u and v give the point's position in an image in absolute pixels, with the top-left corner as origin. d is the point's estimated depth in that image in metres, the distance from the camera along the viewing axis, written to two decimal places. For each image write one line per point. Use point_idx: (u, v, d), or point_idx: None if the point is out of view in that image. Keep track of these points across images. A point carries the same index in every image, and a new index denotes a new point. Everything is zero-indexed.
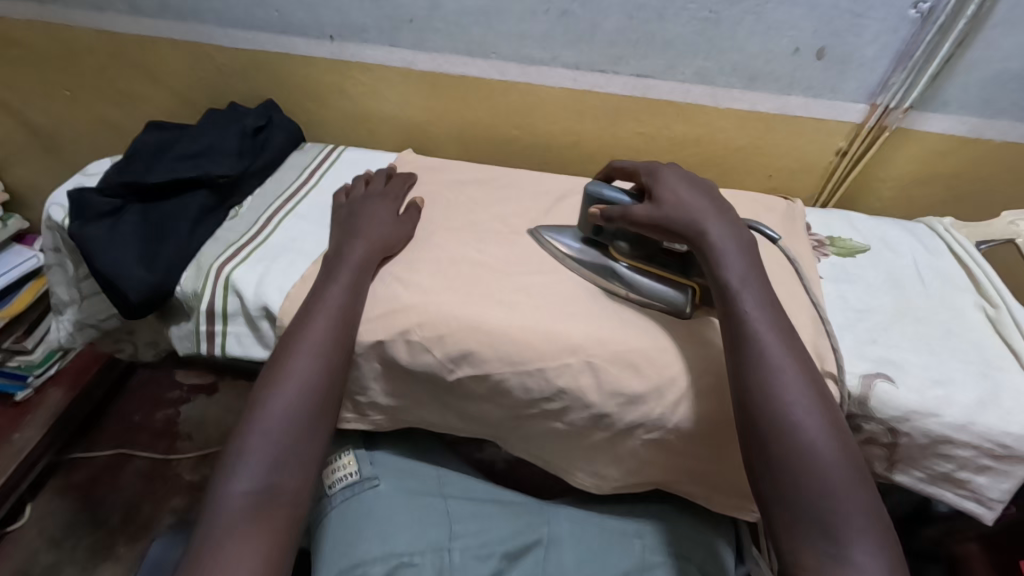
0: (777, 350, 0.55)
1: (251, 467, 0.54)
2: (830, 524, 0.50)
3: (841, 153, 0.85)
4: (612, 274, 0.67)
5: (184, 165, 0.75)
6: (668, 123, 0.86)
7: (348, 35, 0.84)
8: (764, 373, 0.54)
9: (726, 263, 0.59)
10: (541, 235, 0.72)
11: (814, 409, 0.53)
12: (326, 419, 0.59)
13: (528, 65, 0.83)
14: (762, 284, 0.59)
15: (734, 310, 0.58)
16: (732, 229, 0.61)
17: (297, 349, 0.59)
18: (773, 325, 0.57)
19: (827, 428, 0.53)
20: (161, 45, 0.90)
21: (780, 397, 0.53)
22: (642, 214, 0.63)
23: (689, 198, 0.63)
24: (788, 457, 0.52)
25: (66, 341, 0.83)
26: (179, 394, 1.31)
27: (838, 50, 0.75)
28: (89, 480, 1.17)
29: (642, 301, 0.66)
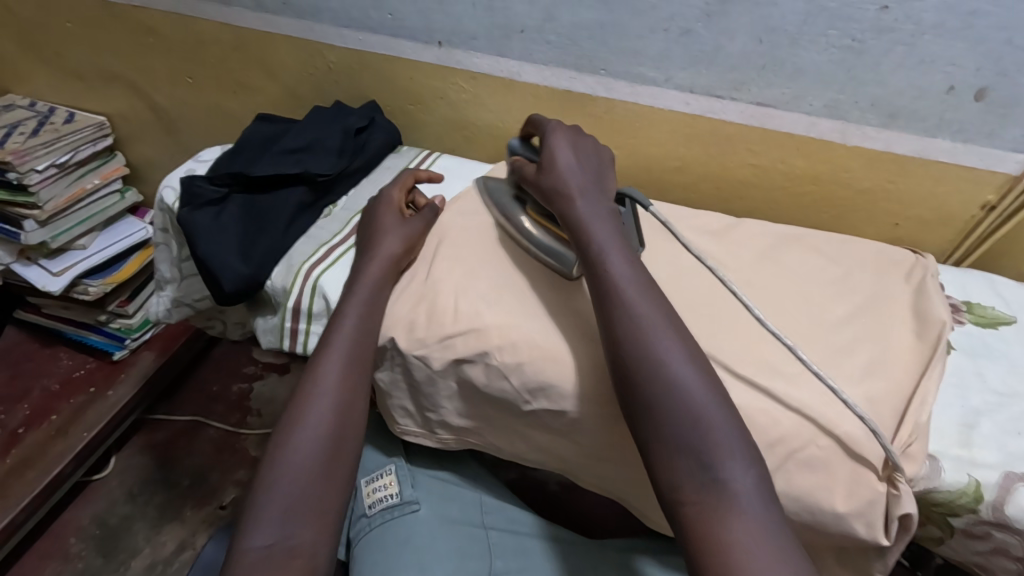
0: (641, 299, 0.54)
1: (267, 517, 0.51)
2: (703, 454, 0.47)
3: (988, 207, 0.75)
4: (520, 227, 0.69)
5: (287, 160, 0.77)
6: (785, 157, 0.79)
7: (457, 42, 0.83)
8: (626, 327, 0.52)
9: (593, 227, 0.59)
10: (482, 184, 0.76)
11: (675, 350, 0.51)
12: (345, 462, 0.57)
13: (639, 84, 0.79)
14: (625, 243, 0.58)
15: (600, 266, 0.56)
16: (598, 202, 0.61)
17: (315, 390, 0.59)
18: (633, 272, 0.56)
19: (684, 362, 0.51)
20: (277, 40, 0.93)
21: (646, 347, 0.51)
22: (528, 174, 0.66)
23: (566, 165, 0.64)
24: (653, 402, 0.49)
25: (163, 316, 0.87)
26: (254, 370, 1.37)
27: (1003, 92, 0.66)
28: (166, 443, 1.23)
29: (539, 255, 0.67)
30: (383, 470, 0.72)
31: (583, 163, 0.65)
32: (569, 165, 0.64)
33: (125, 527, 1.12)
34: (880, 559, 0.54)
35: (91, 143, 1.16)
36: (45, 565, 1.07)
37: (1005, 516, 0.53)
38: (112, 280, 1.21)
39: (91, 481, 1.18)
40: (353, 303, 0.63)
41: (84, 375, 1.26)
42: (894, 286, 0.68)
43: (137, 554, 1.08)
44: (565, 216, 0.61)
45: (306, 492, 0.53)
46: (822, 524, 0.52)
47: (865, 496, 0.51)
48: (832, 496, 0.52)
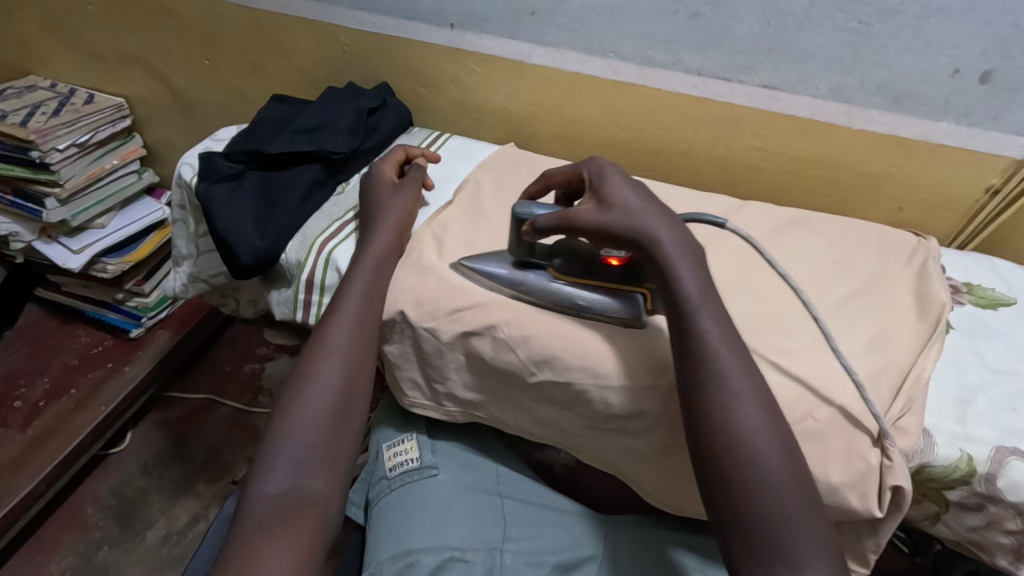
0: (733, 369, 0.52)
1: (280, 466, 0.55)
2: (788, 550, 0.47)
3: (992, 191, 0.75)
4: (557, 293, 0.64)
5: (301, 139, 0.79)
6: (792, 140, 0.79)
7: (468, 24, 0.85)
8: (716, 396, 0.51)
9: (683, 277, 0.55)
10: (460, 267, 0.67)
11: (765, 428, 0.50)
12: (352, 421, 0.60)
13: (647, 67, 0.80)
14: (717, 302, 0.55)
15: (691, 329, 0.54)
16: (682, 236, 0.58)
17: (323, 353, 0.62)
18: (728, 340, 0.54)
19: (772, 439, 0.50)
20: (292, 22, 0.94)
21: (735, 422, 0.50)
22: (585, 217, 0.59)
23: (638, 201, 0.59)
24: (733, 478, 0.49)
25: (180, 291, 0.89)
26: (266, 351, 1.40)
27: (1008, 75, 0.67)
28: (181, 420, 1.27)
29: (594, 315, 0.63)
30: (404, 436, 0.75)
31: (651, 197, 0.60)
32: (642, 199, 0.59)
33: (141, 500, 1.15)
34: (871, 537, 0.56)
35: (110, 124, 1.18)
36: (64, 534, 1.11)
37: (998, 490, 0.54)
38: (129, 259, 1.24)
39: (108, 454, 1.21)
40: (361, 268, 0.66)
41: (102, 352, 1.29)
42: (895, 267, 0.69)
43: (153, 526, 1.12)
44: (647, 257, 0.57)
45: (315, 448, 0.57)
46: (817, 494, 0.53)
47: (858, 466, 0.53)
48: (826, 468, 0.53)
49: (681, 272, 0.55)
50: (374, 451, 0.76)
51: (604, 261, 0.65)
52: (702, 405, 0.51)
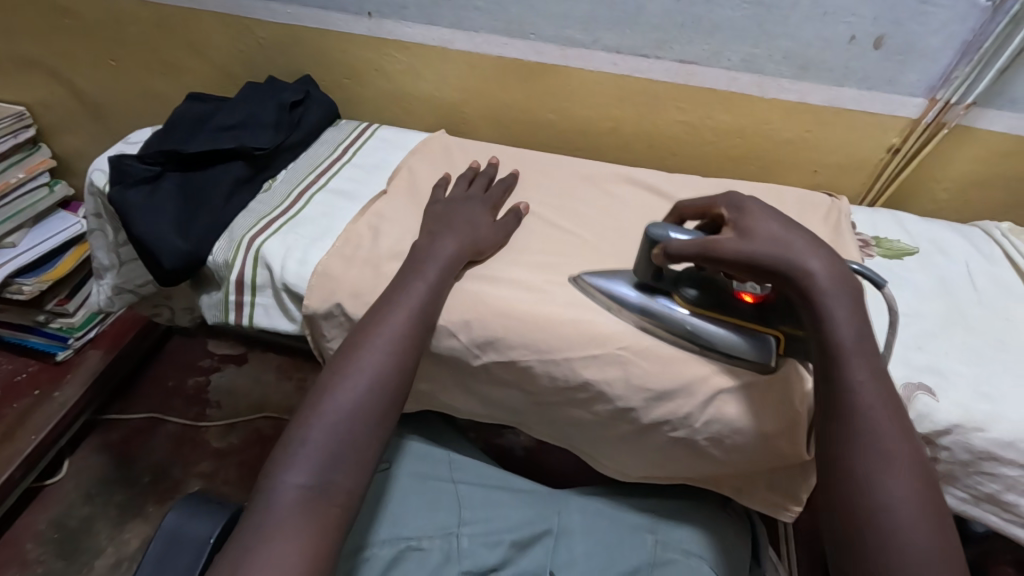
0: (889, 436, 0.49)
1: (306, 456, 0.52)
2: None
3: (893, 150, 0.81)
4: (682, 326, 0.60)
5: (222, 136, 0.76)
6: (710, 112, 0.83)
7: (386, 11, 0.83)
8: (863, 464, 0.48)
9: (839, 324, 0.51)
10: (584, 282, 0.65)
11: (914, 500, 0.47)
12: (386, 422, 0.56)
13: (568, 47, 0.81)
14: (877, 363, 0.51)
15: (844, 384, 0.50)
16: (837, 269, 0.52)
17: (367, 342, 0.58)
18: (883, 402, 0.50)
19: (923, 512, 0.47)
20: (202, 17, 0.91)
21: (879, 491, 0.47)
22: (725, 248, 0.54)
23: (785, 234, 0.54)
24: (876, 552, 0.46)
25: (105, 305, 0.85)
26: (210, 362, 1.34)
27: (898, 39, 0.71)
28: (124, 441, 1.20)
29: (720, 357, 0.59)
30: None
31: (797, 227, 0.55)
32: (788, 231, 0.54)
33: (86, 529, 1.09)
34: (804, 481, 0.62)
35: (11, 135, 1.12)
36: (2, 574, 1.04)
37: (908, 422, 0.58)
38: (48, 277, 1.16)
39: (45, 485, 1.14)
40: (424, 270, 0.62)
41: (26, 379, 1.21)
42: (815, 224, 0.73)
43: (102, 554, 1.07)
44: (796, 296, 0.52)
45: (346, 441, 0.53)
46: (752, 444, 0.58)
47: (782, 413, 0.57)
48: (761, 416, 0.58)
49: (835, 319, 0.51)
50: None
51: (736, 295, 0.60)
52: (849, 466, 0.49)
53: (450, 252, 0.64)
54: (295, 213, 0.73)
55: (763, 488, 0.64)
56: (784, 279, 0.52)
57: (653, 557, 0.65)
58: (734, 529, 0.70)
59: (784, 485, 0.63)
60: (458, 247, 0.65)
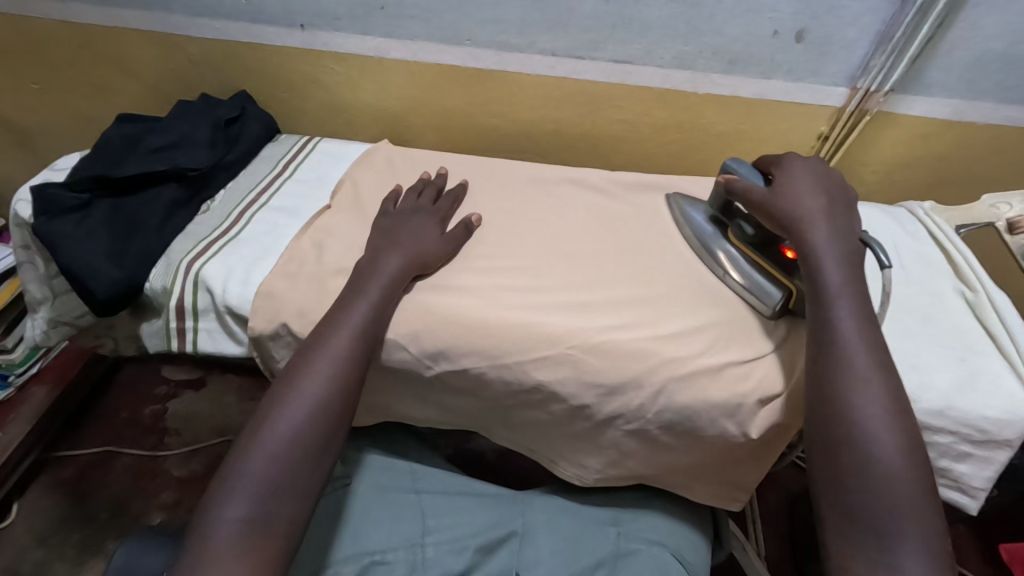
0: (863, 364, 0.52)
1: (244, 491, 0.51)
2: (881, 527, 0.47)
3: (823, 137, 0.84)
4: (721, 253, 0.69)
5: (153, 158, 0.74)
6: (648, 109, 0.85)
7: (320, 23, 0.82)
8: (837, 385, 0.52)
9: (827, 268, 0.57)
10: (677, 202, 0.76)
11: (887, 417, 0.50)
12: (330, 447, 0.55)
13: (504, 52, 0.81)
14: (861, 298, 0.56)
15: (827, 317, 0.55)
16: (839, 233, 0.60)
17: (309, 368, 0.57)
18: (864, 334, 0.54)
19: (892, 428, 0.50)
20: (127, 35, 0.88)
21: (854, 411, 0.51)
22: (755, 195, 0.64)
23: (807, 195, 0.62)
24: (849, 461, 0.49)
25: (42, 341, 0.81)
26: (166, 390, 1.28)
27: (818, 32, 0.74)
28: (78, 477, 1.15)
29: (738, 287, 0.66)
30: None
31: (822, 191, 0.63)
32: (811, 193, 0.62)
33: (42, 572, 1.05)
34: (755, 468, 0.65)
35: None
36: None
37: None
38: None
39: None
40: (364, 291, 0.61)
41: None
42: None
43: None
44: (798, 244, 0.60)
45: (286, 469, 0.53)
46: (700, 428, 0.60)
47: (733, 399, 0.59)
48: (709, 401, 0.59)
49: (823, 266, 0.57)
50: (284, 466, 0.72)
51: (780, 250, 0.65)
52: (828, 389, 0.52)
53: (394, 268, 0.63)
54: (236, 236, 0.71)
55: (709, 486, 0.67)
56: (795, 230, 0.60)
57: (618, 548, 0.66)
58: (694, 514, 0.72)
59: (732, 479, 0.66)
60: (402, 263, 0.64)
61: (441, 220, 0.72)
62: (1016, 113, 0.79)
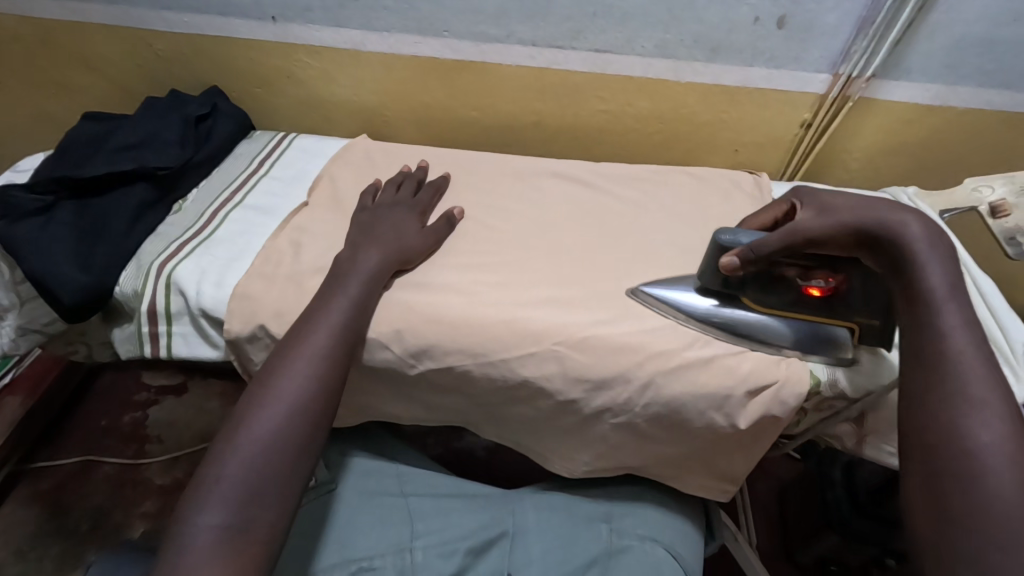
0: (980, 379, 0.45)
1: (222, 495, 0.48)
2: (999, 574, 0.39)
3: (806, 125, 0.84)
4: (756, 327, 0.61)
5: (121, 157, 0.71)
6: (630, 99, 0.84)
7: (291, 16, 0.80)
8: (946, 401, 0.44)
9: (929, 268, 0.49)
10: (642, 294, 0.64)
11: (1010, 445, 0.42)
12: (312, 448, 0.53)
13: (482, 42, 0.79)
14: (971, 308, 0.48)
15: (930, 322, 0.48)
16: (938, 237, 0.51)
17: (286, 365, 0.54)
18: (979, 349, 0.46)
19: (1021, 459, 0.42)
20: (91, 31, 0.84)
21: (970, 433, 0.43)
22: (808, 229, 0.56)
23: (875, 203, 0.55)
24: (962, 490, 0.41)
25: (10, 348, 0.77)
26: (147, 395, 1.24)
27: (799, 18, 0.73)
28: (55, 488, 1.10)
29: (795, 353, 0.60)
30: None
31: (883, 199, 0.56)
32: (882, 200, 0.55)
33: None
34: (743, 460, 0.64)
35: None
36: None
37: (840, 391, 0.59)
38: None
39: None
40: (346, 285, 0.59)
41: None
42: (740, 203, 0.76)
43: None
44: (885, 250, 0.52)
45: (264, 471, 0.50)
46: (688, 420, 0.59)
47: (721, 391, 0.58)
48: (697, 393, 0.58)
49: (927, 267, 0.50)
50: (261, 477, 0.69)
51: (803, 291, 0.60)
52: (935, 404, 0.45)
53: (374, 264, 0.62)
54: (210, 236, 0.69)
55: (699, 479, 0.67)
56: (875, 236, 0.53)
57: (610, 547, 0.64)
58: (685, 507, 0.72)
59: (722, 472, 0.65)
60: (382, 258, 0.62)
61: (422, 214, 0.70)
62: (996, 97, 0.79)
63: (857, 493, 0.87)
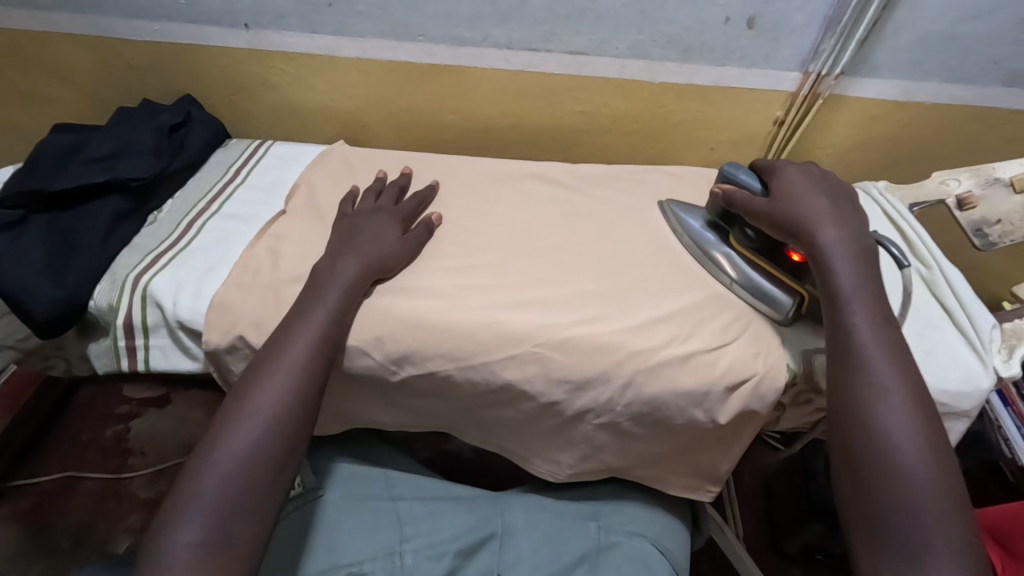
0: (885, 370, 0.51)
1: (195, 513, 0.49)
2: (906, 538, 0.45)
3: (779, 122, 0.86)
4: (722, 259, 0.67)
5: (93, 169, 0.70)
6: (606, 100, 0.84)
7: (264, 22, 0.79)
8: (861, 393, 0.50)
9: (840, 271, 0.56)
10: (669, 207, 0.74)
11: (907, 424, 0.49)
12: (289, 464, 0.53)
13: (457, 46, 0.80)
14: (877, 299, 0.55)
15: (841, 318, 0.54)
16: (851, 237, 0.58)
17: (261, 382, 0.54)
18: (882, 337, 0.52)
19: (922, 435, 0.48)
20: (59, 40, 0.83)
21: (871, 415, 0.49)
22: (757, 205, 0.63)
23: (812, 201, 0.61)
24: (876, 472, 0.47)
25: None
26: (129, 408, 1.21)
27: (769, 18, 0.74)
28: (36, 506, 1.08)
29: (744, 294, 0.65)
30: None
31: (826, 194, 0.62)
32: (816, 196, 0.61)
33: None
34: (723, 455, 0.65)
35: None
36: None
37: (817, 384, 0.61)
38: None
39: None
40: (321, 299, 0.59)
41: None
42: None
43: None
44: (807, 247, 0.58)
45: (241, 488, 0.50)
46: (668, 417, 0.60)
47: (701, 388, 0.59)
48: (676, 391, 0.59)
49: (838, 270, 0.56)
50: None
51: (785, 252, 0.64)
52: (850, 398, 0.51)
53: (351, 276, 0.61)
54: (186, 247, 0.68)
55: (681, 475, 0.67)
56: (801, 232, 0.59)
57: (599, 543, 0.65)
58: (670, 503, 0.72)
59: (704, 468, 0.66)
60: (359, 269, 0.62)
61: (402, 221, 0.69)
62: (961, 91, 0.81)
63: None
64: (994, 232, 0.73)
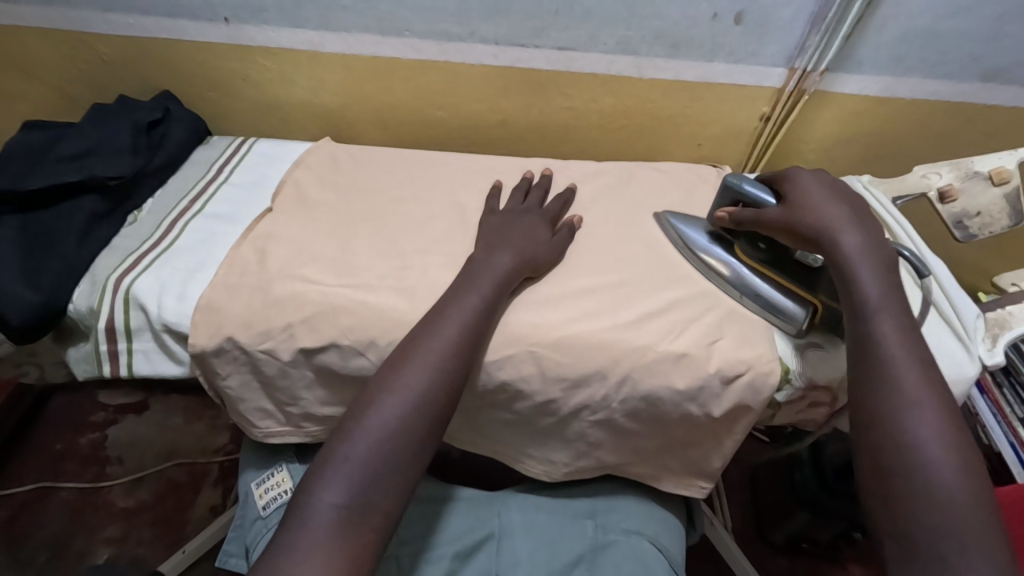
0: (913, 379, 0.48)
1: (341, 475, 0.47)
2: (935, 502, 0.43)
3: (765, 118, 0.86)
4: (734, 274, 0.65)
5: (68, 167, 0.68)
6: (595, 96, 0.84)
7: (244, 16, 0.77)
8: (902, 450, 0.46)
9: (864, 280, 0.53)
10: (666, 219, 0.72)
11: (922, 386, 0.48)
12: (434, 438, 0.52)
13: (444, 42, 0.79)
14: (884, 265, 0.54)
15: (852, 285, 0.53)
16: (864, 230, 0.56)
17: (415, 357, 0.53)
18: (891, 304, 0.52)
19: (972, 498, 0.44)
20: (28, 35, 0.80)
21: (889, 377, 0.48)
22: (772, 218, 0.60)
23: (827, 202, 0.58)
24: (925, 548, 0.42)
25: None
26: (106, 415, 1.17)
27: (755, 14, 0.75)
28: (7, 519, 1.03)
29: (757, 309, 0.64)
30: (273, 469, 0.68)
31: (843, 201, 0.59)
32: (830, 201, 0.58)
33: None
34: (718, 450, 0.64)
35: None
36: None
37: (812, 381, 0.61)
38: None
39: None
40: (478, 285, 0.59)
41: None
42: (706, 196, 0.77)
43: None
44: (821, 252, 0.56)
45: (387, 459, 0.49)
46: (664, 411, 0.61)
47: (696, 382, 0.59)
48: (673, 384, 0.59)
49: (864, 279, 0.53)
50: (242, 492, 0.68)
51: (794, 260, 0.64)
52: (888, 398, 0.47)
53: (506, 263, 0.62)
54: (169, 249, 0.66)
55: (676, 470, 0.67)
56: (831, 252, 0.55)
57: (598, 541, 0.65)
58: (667, 499, 0.72)
59: (700, 463, 0.66)
60: (515, 265, 0.62)
61: (551, 222, 0.70)
62: (940, 87, 0.83)
63: (825, 473, 0.90)
64: (973, 224, 0.75)
